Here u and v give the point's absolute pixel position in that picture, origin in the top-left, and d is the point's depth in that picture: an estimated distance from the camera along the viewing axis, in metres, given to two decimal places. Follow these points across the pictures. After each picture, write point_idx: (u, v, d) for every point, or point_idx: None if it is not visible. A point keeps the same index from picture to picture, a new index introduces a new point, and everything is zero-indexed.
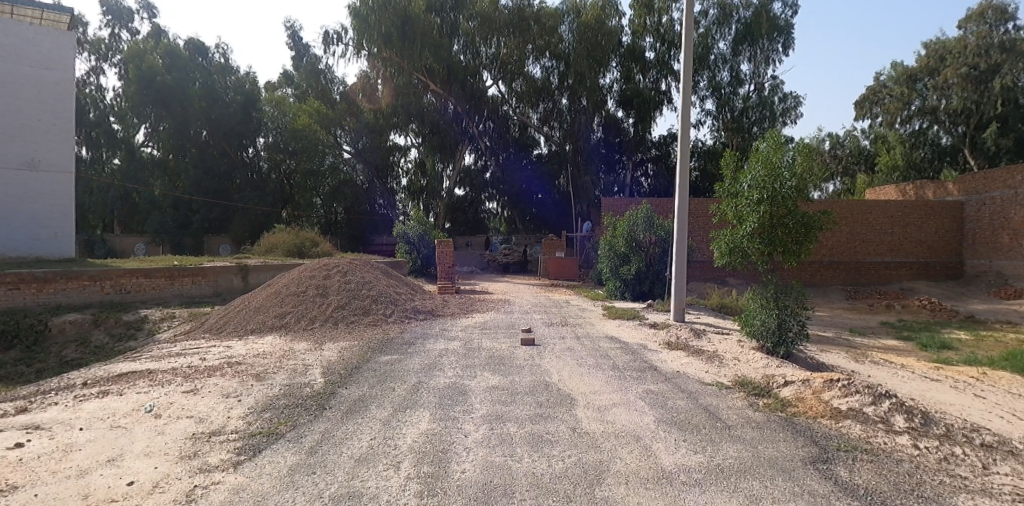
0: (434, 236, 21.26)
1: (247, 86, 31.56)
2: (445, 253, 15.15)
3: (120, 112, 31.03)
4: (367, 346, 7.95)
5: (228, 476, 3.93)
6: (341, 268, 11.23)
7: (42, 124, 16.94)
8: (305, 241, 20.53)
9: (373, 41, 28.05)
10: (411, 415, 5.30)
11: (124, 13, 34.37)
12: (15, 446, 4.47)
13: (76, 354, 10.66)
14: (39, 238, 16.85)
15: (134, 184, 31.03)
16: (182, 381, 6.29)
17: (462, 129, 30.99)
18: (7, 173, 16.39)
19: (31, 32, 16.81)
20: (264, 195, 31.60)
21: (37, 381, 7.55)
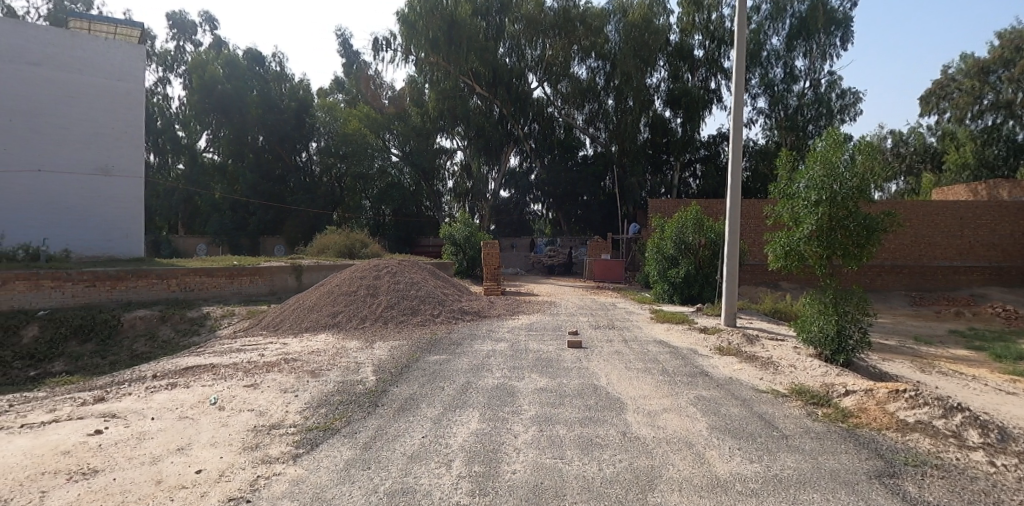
0: (480, 238, 21.37)
1: (301, 92, 32.87)
2: (491, 255, 15.20)
3: (184, 119, 32.71)
4: (416, 345, 8.06)
5: (289, 468, 4.15)
6: (390, 269, 11.40)
7: (115, 131, 17.95)
8: (355, 242, 21.00)
9: (420, 46, 28.41)
10: (461, 413, 5.31)
11: (188, 26, 36.29)
12: (94, 433, 4.79)
13: (145, 348, 11.11)
14: (112, 239, 17.87)
15: (197, 187, 32.70)
16: (243, 376, 6.52)
17: (508, 131, 31.18)
18: (85, 178, 17.48)
19: (106, 46, 17.81)
20: (316, 197, 32.43)
21: (111, 372, 8.01)
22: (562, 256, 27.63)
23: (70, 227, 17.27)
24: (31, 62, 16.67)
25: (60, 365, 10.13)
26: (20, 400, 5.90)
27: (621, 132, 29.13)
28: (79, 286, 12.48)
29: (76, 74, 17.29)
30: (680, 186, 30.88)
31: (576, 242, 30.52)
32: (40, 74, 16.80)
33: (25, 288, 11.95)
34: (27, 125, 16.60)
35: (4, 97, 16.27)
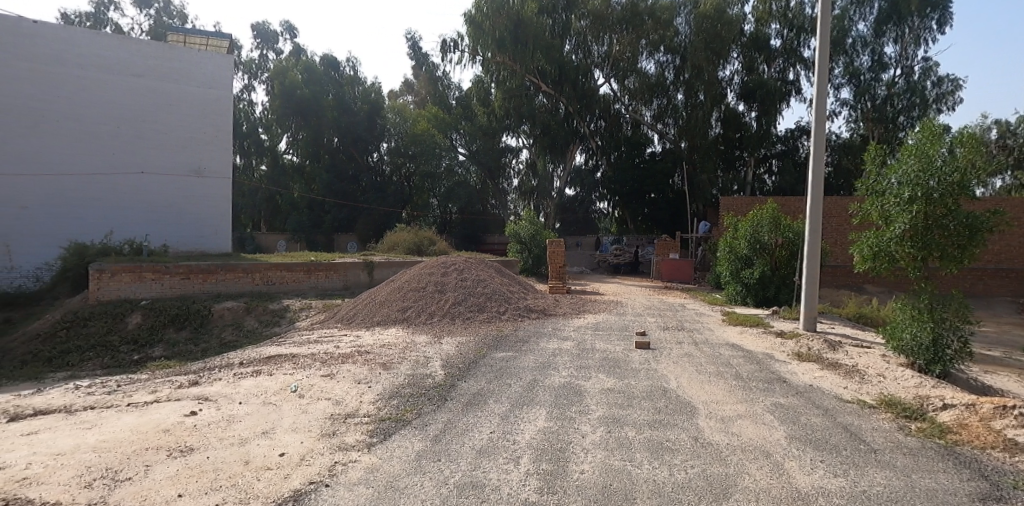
0: (545, 237, 21.37)
1: (372, 95, 33.86)
2: (556, 254, 15.19)
3: (267, 123, 34.86)
4: (483, 342, 8.14)
5: (363, 456, 4.32)
6: (458, 266, 11.59)
7: (206, 135, 19.24)
8: (424, 240, 21.57)
9: (487, 47, 28.64)
10: (528, 411, 5.30)
11: (271, 36, 38.64)
12: (189, 414, 5.18)
13: (232, 336, 11.79)
14: (204, 235, 19.21)
15: (277, 187, 34.82)
16: (320, 366, 6.82)
17: (574, 128, 30.91)
18: (181, 180, 18.88)
19: (198, 56, 19.09)
20: (387, 196, 33.48)
21: (203, 358, 8.62)
22: (629, 256, 27.37)
23: (168, 224, 18.73)
24: (136, 74, 18.15)
25: (158, 351, 11.04)
26: (128, 380, 6.47)
27: (691, 127, 28.10)
28: (176, 278, 13.37)
29: (173, 84, 18.68)
30: (755, 183, 30.42)
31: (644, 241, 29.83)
32: (142, 84, 18.25)
33: (129, 279, 12.97)
34: (132, 132, 18.17)
35: (114, 106, 17.87)
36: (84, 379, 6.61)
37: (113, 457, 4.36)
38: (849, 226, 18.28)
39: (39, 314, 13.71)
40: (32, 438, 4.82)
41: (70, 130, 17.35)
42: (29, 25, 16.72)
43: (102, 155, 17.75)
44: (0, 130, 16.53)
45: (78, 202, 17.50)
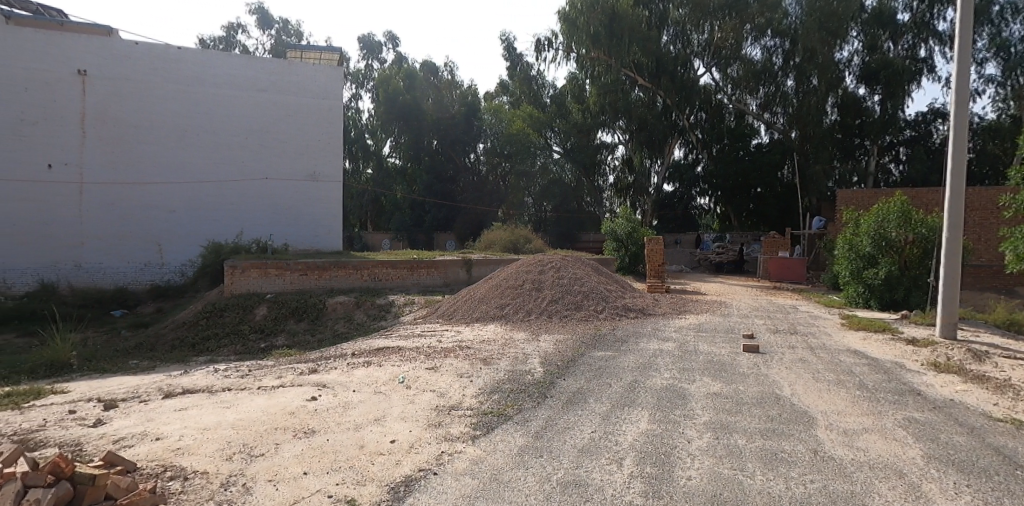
0: (642, 234, 20.85)
1: (470, 98, 35.44)
2: (655, 252, 14.84)
3: (372, 129, 37.02)
4: (581, 340, 8.09)
5: (468, 447, 4.45)
6: (555, 264, 11.57)
7: (321, 142, 20.86)
8: (520, 238, 21.87)
9: (581, 43, 28.13)
10: (630, 412, 5.18)
11: (376, 46, 41.12)
12: (311, 399, 5.64)
13: (344, 328, 12.67)
14: (319, 235, 20.84)
15: (382, 190, 37.03)
16: (425, 359, 7.13)
17: (673, 121, 29.46)
18: (299, 184, 20.57)
19: (314, 69, 20.75)
20: (482, 196, 35.57)
21: (321, 348, 9.34)
22: (733, 255, 26.26)
23: (289, 225, 20.50)
24: (261, 89, 20.03)
25: (279, 340, 12.12)
26: (258, 366, 7.14)
27: (804, 113, 26.93)
28: (295, 274, 14.47)
29: (293, 96, 20.43)
30: (880, 173, 29.00)
31: (749, 238, 29.59)
32: (267, 98, 20.10)
33: (257, 275, 14.34)
34: (259, 142, 20.05)
35: (244, 119, 19.87)
36: (223, 363, 7.39)
37: (248, 435, 4.83)
38: (996, 221, 16.21)
39: (182, 306, 15.55)
40: (183, 413, 5.47)
41: (209, 142, 19.45)
42: (176, 51, 18.98)
43: (234, 164, 19.75)
44: (153, 144, 18.79)
45: (215, 206, 19.57)
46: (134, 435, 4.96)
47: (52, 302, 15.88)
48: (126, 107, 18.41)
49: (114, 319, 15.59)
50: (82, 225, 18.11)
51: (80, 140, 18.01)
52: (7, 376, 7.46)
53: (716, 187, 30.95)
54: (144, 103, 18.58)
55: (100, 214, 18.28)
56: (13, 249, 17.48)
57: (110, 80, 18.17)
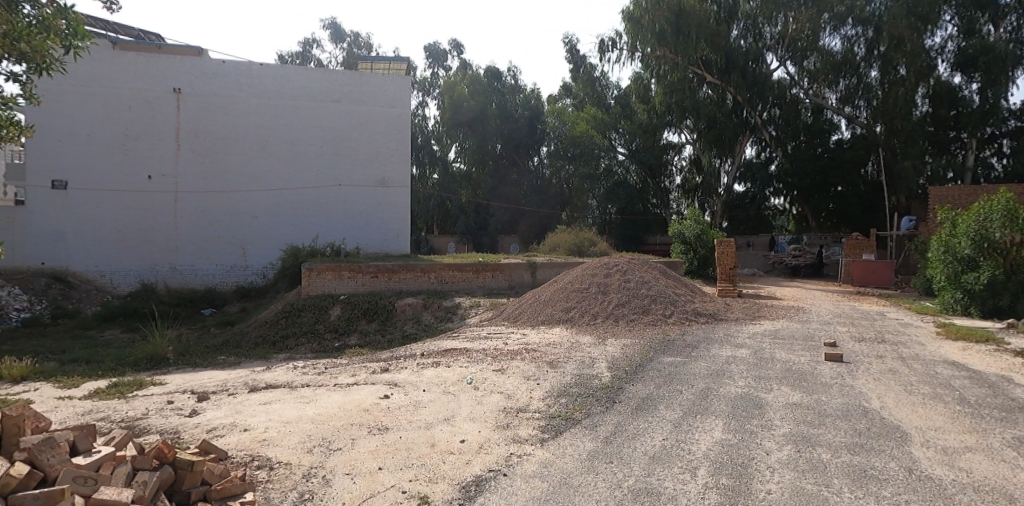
0: (712, 236, 20.20)
1: (533, 102, 35.96)
2: (726, 253, 14.37)
3: (438, 135, 37.15)
4: (649, 345, 7.93)
5: (537, 450, 4.46)
6: (621, 267, 11.37)
7: (390, 149, 21.65)
8: (585, 241, 21.69)
9: (647, 42, 27.49)
10: (704, 420, 5.01)
11: (440, 54, 42.15)
12: (384, 396, 5.86)
13: (412, 328, 13.05)
14: (388, 238, 21.62)
15: (448, 194, 36.34)
16: (492, 361, 7.23)
17: (744, 119, 28.57)
18: (369, 190, 21.43)
19: (383, 79, 21.57)
20: (547, 198, 35.46)
21: (393, 348, 9.66)
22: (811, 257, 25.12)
23: (360, 229, 21.40)
24: (335, 101, 21.02)
25: (352, 340, 12.63)
26: (333, 364, 7.48)
27: (890, 107, 25.32)
28: (366, 276, 14.93)
29: (364, 105, 21.31)
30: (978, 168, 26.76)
31: (829, 239, 27.99)
32: (340, 109, 21.08)
33: (330, 277, 14.69)
34: (333, 150, 21.05)
35: (318, 129, 20.93)
36: (301, 361, 7.79)
37: (327, 429, 5.07)
38: None
39: (263, 306, 16.54)
40: (267, 407, 5.82)
41: (287, 151, 20.63)
42: (258, 68, 20.28)
43: (310, 171, 20.85)
44: (238, 154, 20.15)
45: (293, 212, 20.73)
46: (225, 426, 5.33)
47: (151, 301, 17.31)
48: (215, 121, 19.86)
49: (204, 318, 16.82)
50: (177, 231, 19.64)
51: (175, 153, 19.56)
52: (114, 368, 8.20)
53: (792, 187, 29.20)
54: (230, 117, 19.97)
55: (192, 220, 19.78)
56: (118, 253, 19.15)
57: (200, 96, 19.67)
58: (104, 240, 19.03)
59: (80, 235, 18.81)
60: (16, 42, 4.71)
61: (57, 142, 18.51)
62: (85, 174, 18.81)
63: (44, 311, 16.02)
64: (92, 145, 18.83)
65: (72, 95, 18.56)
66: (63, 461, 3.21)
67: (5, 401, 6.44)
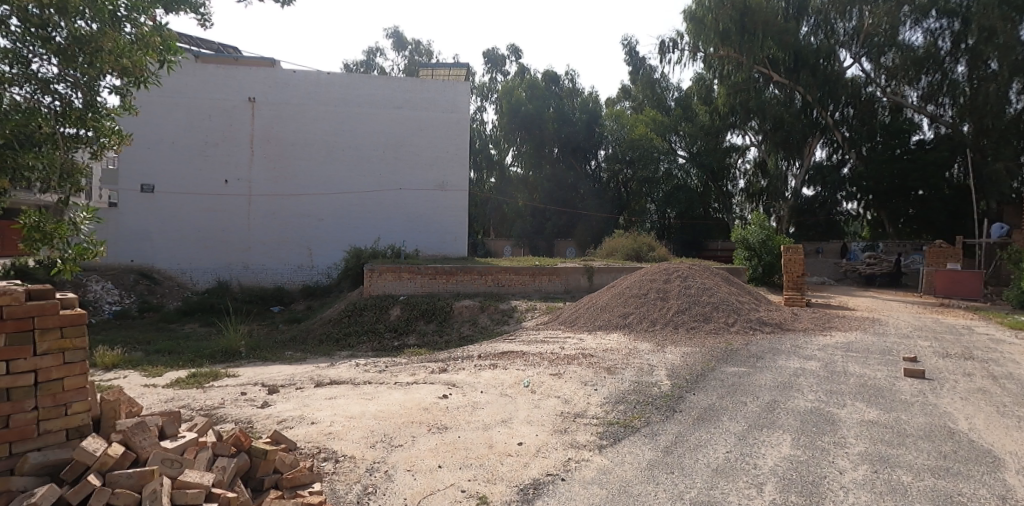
0: (778, 242, 19.42)
1: (590, 104, 34.74)
2: (793, 261, 13.89)
3: (495, 139, 37.77)
4: (710, 354, 7.71)
5: (595, 456, 4.43)
6: (681, 272, 11.10)
7: (450, 153, 22.09)
8: (643, 245, 21.32)
9: (708, 42, 27.11)
10: (770, 434, 4.81)
11: (499, 59, 42.70)
12: (443, 396, 5.99)
13: (469, 330, 13.26)
14: (446, 241, 22.02)
15: (505, 197, 36.82)
16: (549, 365, 7.23)
17: (814, 120, 27.65)
18: (429, 194, 21.94)
19: (444, 85, 22.05)
20: (604, 203, 34.14)
21: (452, 349, 9.86)
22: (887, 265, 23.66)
23: (419, 232, 21.91)
24: (397, 107, 21.70)
25: (411, 340, 12.98)
26: (393, 363, 7.71)
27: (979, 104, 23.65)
28: (425, 278, 15.25)
29: (425, 111, 21.88)
30: None
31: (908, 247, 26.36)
32: (402, 115, 21.74)
33: (391, 278, 15.13)
34: (395, 155, 21.71)
35: (381, 135, 21.65)
36: (363, 359, 8.08)
37: (388, 426, 5.23)
38: None
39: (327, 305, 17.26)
40: (332, 402, 6.07)
41: (352, 156, 21.45)
42: (326, 77, 21.23)
43: (373, 175, 21.59)
44: (306, 159, 21.14)
45: (356, 214, 21.51)
46: (293, 418, 5.61)
47: (226, 298, 18.39)
48: (286, 128, 20.93)
49: (272, 315, 17.74)
50: (250, 232, 20.79)
51: (249, 158, 20.75)
52: (194, 360, 8.80)
53: (867, 191, 27.45)
54: (300, 124, 21.00)
55: (263, 222, 20.90)
56: (197, 252, 20.51)
57: (273, 105, 20.79)
58: (184, 240, 20.41)
59: (164, 235, 20.27)
60: (121, 59, 4.68)
61: (147, 149, 20.07)
62: (169, 179, 20.27)
63: (133, 305, 17.37)
64: (177, 151, 20.29)
65: (160, 106, 20.07)
66: (153, 444, 3.32)
67: (100, 386, 7.03)
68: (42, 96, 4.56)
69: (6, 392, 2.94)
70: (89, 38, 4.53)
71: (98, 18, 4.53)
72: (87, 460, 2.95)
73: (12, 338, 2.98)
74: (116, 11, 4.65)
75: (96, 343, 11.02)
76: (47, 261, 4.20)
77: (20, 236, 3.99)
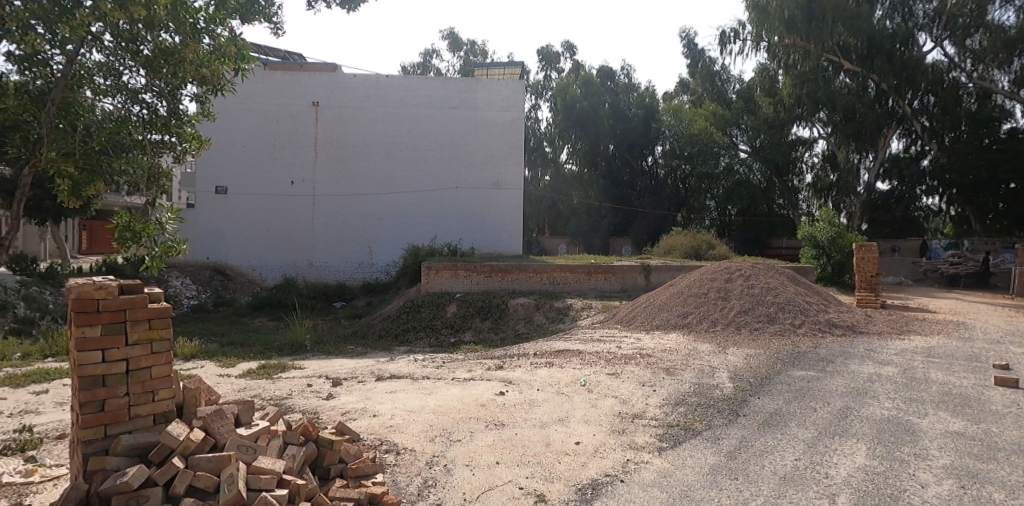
0: (849, 240, 18.41)
1: (648, 99, 33.89)
2: (866, 260, 13.24)
3: (550, 137, 37.58)
4: (776, 357, 7.41)
5: (655, 459, 4.36)
6: (744, 271, 10.72)
7: (505, 152, 22.23)
8: (702, 244, 20.72)
9: (773, 30, 26.05)
10: (844, 443, 4.57)
11: (553, 56, 42.47)
12: (499, 393, 6.06)
13: (524, 328, 13.33)
14: (502, 239, 22.18)
15: (560, 196, 36.66)
16: (606, 364, 7.17)
17: (889, 109, 26.25)
18: (484, 192, 22.18)
19: (499, 84, 22.19)
20: (662, 200, 33.35)
21: (509, 346, 9.96)
22: (974, 265, 21.99)
23: (476, 230, 22.19)
24: (453, 107, 22.04)
25: (467, 336, 13.16)
26: (450, 359, 7.87)
27: None
28: (481, 276, 15.43)
29: (481, 110, 22.11)
30: None
31: (998, 245, 24.52)
32: (458, 115, 22.05)
33: (448, 276, 15.41)
34: (451, 155, 22.08)
35: (438, 135, 22.07)
36: (422, 354, 8.29)
37: (447, 421, 5.35)
38: None
39: (386, 301, 17.80)
40: (393, 395, 6.26)
41: (409, 157, 21.99)
42: (384, 80, 21.80)
43: (430, 175, 22.06)
44: (367, 160, 21.83)
45: (414, 213, 22.06)
46: (356, 410, 5.83)
47: (292, 293, 19.24)
48: (347, 131, 21.70)
49: (334, 310, 18.45)
50: (314, 230, 21.72)
51: (313, 160, 21.64)
52: (264, 352, 9.30)
53: (951, 184, 25.44)
54: (361, 126, 21.73)
55: (327, 221, 21.78)
56: (266, 250, 21.61)
57: (335, 108, 21.61)
58: (255, 239, 21.55)
59: (236, 234, 21.47)
60: (202, 69, 4.87)
61: (221, 153, 21.31)
62: (240, 181, 21.42)
63: (208, 299, 18.54)
64: (248, 154, 21.43)
65: (233, 112, 21.27)
66: (230, 430, 3.52)
67: (182, 375, 7.58)
68: (132, 105, 4.93)
69: (103, 378, 3.22)
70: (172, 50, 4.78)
71: (181, 31, 4.79)
72: (172, 443, 3.19)
73: (107, 328, 3.25)
74: (196, 24, 4.90)
75: (179, 335, 11.84)
76: (136, 259, 4.38)
77: (113, 235, 4.20)
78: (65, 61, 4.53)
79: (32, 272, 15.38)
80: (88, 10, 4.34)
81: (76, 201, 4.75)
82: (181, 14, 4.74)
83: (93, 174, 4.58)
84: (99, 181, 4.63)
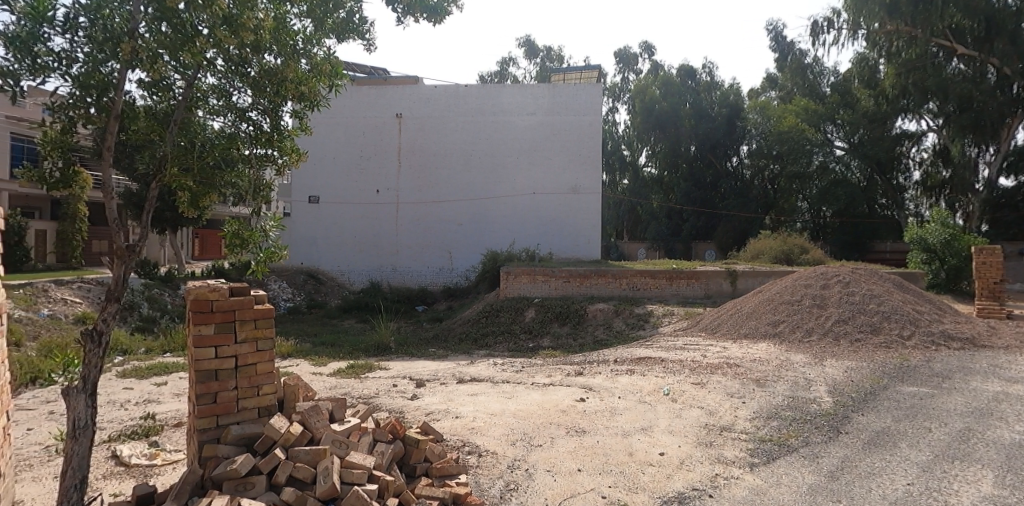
0: (965, 243, 16.68)
1: (732, 97, 32.95)
2: (988, 265, 11.95)
3: (628, 140, 36.85)
4: (880, 370, 6.85)
5: (745, 474, 4.17)
6: (842, 277, 10.01)
7: (583, 156, 22.02)
8: (794, 248, 19.52)
9: (872, 16, 24.16)
10: (966, 468, 4.14)
11: (631, 58, 41.72)
12: (580, 400, 6.04)
13: (603, 334, 13.18)
14: (580, 244, 21.96)
15: (638, 198, 35.85)
16: (691, 373, 6.95)
17: (1014, 95, 23.44)
18: (562, 197, 22.11)
19: (576, 89, 22.05)
20: (747, 201, 31.85)
21: (590, 352, 9.89)
22: None
23: (553, 235, 22.17)
24: (531, 113, 22.23)
25: (546, 342, 13.19)
26: (530, 364, 7.94)
27: None
28: (558, 280, 15.44)
29: (558, 115, 22.11)
30: None
31: None
32: (535, 120, 22.20)
33: (526, 280, 15.56)
34: (528, 160, 22.26)
35: (515, 141, 22.35)
36: (501, 358, 8.42)
37: (527, 425, 5.40)
38: None
39: (466, 305, 18.23)
40: (474, 398, 6.42)
41: (488, 163, 22.45)
42: (463, 89, 22.44)
43: (508, 181, 22.35)
44: (447, 168, 22.53)
45: (492, 219, 22.46)
46: (440, 411, 6.03)
47: (377, 296, 20.14)
48: (429, 141, 22.55)
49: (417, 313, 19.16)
50: (398, 236, 22.69)
51: (397, 169, 22.63)
52: (353, 353, 9.84)
53: None
54: (442, 135, 22.49)
55: (409, 227, 22.68)
56: (354, 255, 22.83)
57: (417, 119, 22.51)
58: (344, 245, 22.85)
59: (327, 240, 22.88)
60: (300, 86, 4.59)
61: (314, 165, 22.88)
62: (331, 191, 22.83)
63: (302, 301, 19.85)
64: (338, 166, 22.82)
65: (326, 126, 22.77)
66: (325, 425, 3.76)
67: (282, 372, 8.17)
68: (240, 123, 4.81)
69: (215, 372, 3.54)
70: (276, 69, 4.54)
71: (282, 53, 4.50)
72: (274, 435, 3.46)
73: (220, 327, 3.59)
74: (296, 45, 4.59)
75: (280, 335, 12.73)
76: (241, 264, 4.69)
77: (223, 242, 4.48)
78: (184, 85, 4.35)
79: (153, 276, 17.14)
80: (206, 38, 3.83)
81: (192, 212, 4.51)
82: (282, 37, 4.42)
83: (209, 187, 4.39)
84: (213, 193, 4.43)
